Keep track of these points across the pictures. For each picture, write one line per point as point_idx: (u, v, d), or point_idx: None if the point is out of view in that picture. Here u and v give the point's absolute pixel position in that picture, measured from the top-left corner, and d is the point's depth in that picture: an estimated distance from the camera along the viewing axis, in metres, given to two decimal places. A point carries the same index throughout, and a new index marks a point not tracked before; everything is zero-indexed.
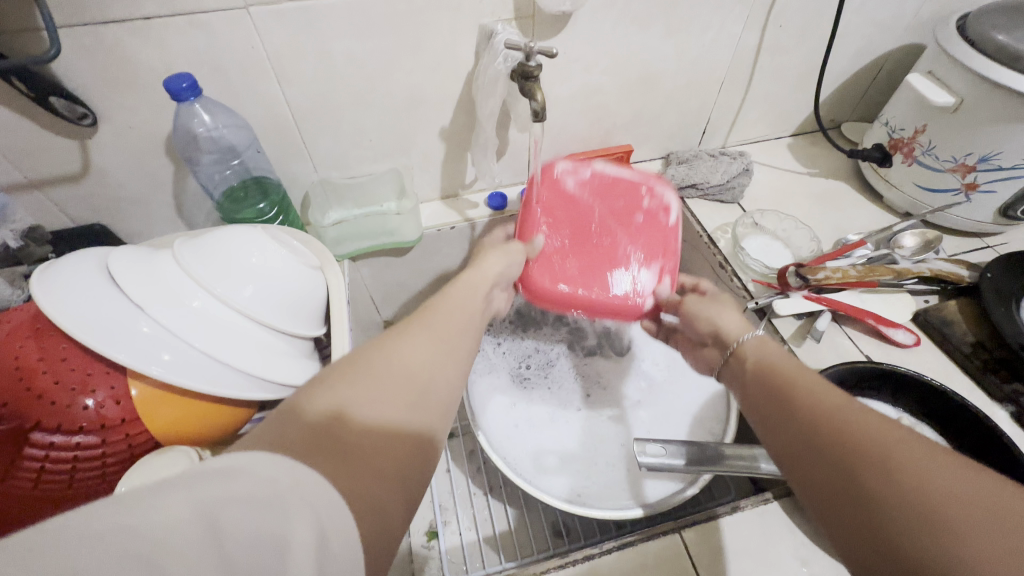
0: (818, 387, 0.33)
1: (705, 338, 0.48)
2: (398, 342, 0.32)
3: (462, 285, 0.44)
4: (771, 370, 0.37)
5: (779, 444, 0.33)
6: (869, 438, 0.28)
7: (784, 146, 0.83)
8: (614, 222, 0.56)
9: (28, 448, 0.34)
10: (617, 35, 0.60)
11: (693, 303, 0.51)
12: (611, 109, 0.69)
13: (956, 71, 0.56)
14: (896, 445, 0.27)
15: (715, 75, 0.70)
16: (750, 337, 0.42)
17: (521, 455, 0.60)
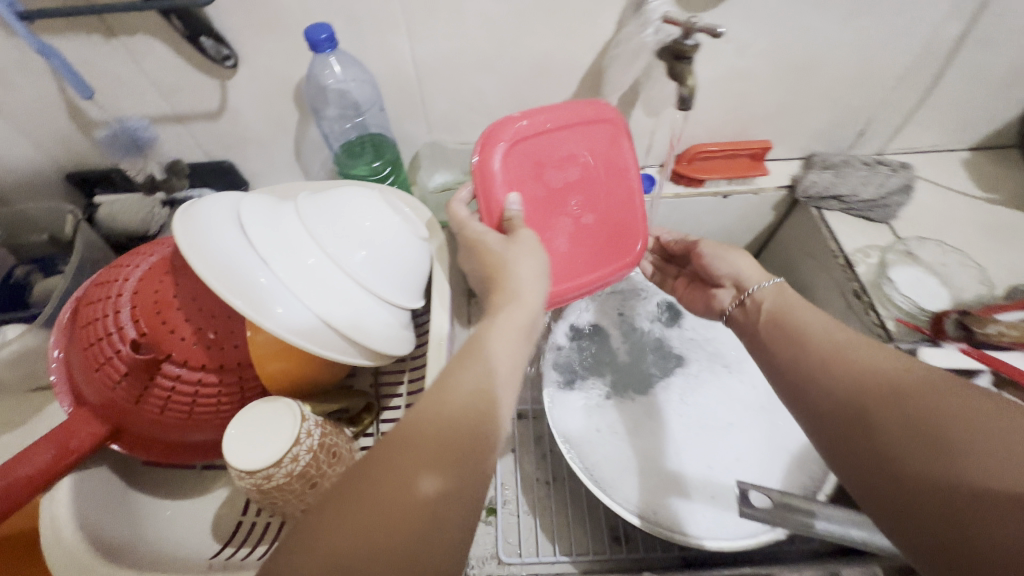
0: (825, 333, 0.39)
1: (722, 281, 0.52)
2: (411, 445, 0.29)
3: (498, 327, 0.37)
4: (783, 317, 0.43)
5: (784, 385, 0.39)
6: (869, 372, 0.34)
7: (959, 161, 0.69)
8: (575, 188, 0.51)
9: (159, 378, 0.37)
10: (783, 12, 0.52)
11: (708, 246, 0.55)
12: (757, 98, 0.61)
13: None
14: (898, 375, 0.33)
15: (893, 68, 0.59)
16: (768, 283, 0.47)
17: (599, 460, 0.57)
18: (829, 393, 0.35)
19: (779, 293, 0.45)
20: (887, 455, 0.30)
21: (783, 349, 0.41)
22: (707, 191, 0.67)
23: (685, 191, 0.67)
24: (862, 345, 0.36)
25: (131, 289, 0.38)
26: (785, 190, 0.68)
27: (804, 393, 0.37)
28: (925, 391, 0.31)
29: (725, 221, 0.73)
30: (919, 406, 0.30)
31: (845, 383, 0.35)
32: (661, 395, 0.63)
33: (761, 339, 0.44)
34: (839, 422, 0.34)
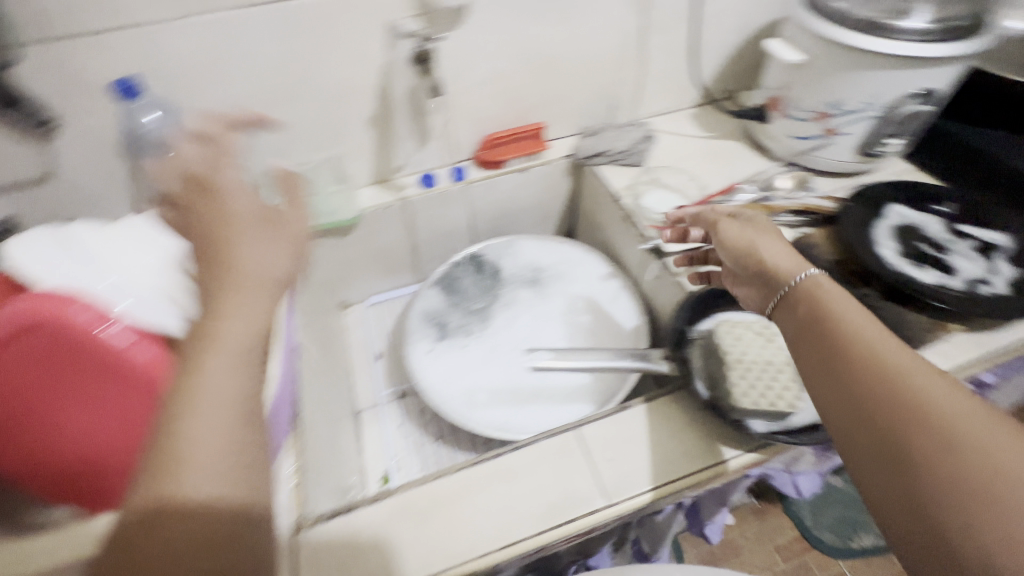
0: (878, 349, 0.39)
1: (747, 268, 0.51)
2: (179, 467, 0.31)
3: (240, 312, 0.38)
4: (831, 328, 0.42)
5: (824, 398, 0.40)
6: (922, 409, 0.35)
7: (688, 116, 0.92)
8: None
9: None
10: (509, 25, 0.70)
11: (727, 230, 0.54)
12: (519, 92, 0.79)
13: (802, 33, 0.70)
14: (960, 420, 0.34)
15: (608, 55, 0.80)
16: (805, 276, 0.46)
17: (456, 394, 0.67)
18: (871, 422, 0.37)
19: (815, 290, 0.44)
20: (913, 489, 0.34)
21: (819, 366, 0.41)
22: (509, 170, 0.83)
23: (490, 173, 0.82)
24: (926, 373, 0.37)
25: (257, 256, 0.42)
26: (568, 158, 0.85)
27: (836, 414, 0.39)
28: (1002, 454, 0.32)
29: (534, 193, 0.88)
30: (984, 456, 0.32)
31: (896, 414, 0.36)
32: (505, 335, 0.73)
33: (798, 340, 0.44)
34: (876, 452, 0.36)
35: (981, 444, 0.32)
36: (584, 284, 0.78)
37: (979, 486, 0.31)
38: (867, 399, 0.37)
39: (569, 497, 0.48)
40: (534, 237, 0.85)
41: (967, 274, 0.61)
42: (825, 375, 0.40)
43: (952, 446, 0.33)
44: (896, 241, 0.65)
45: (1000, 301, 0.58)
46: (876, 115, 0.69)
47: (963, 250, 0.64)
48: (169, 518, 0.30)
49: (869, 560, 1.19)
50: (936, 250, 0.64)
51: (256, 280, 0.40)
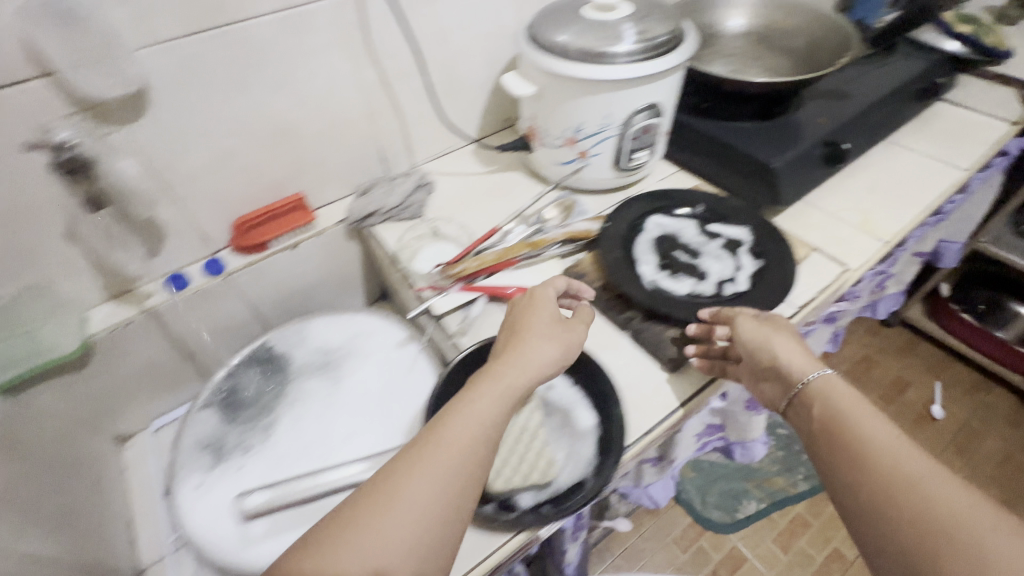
0: (890, 446, 0.41)
1: (769, 371, 0.52)
2: (384, 517, 0.36)
3: (493, 385, 0.44)
4: (846, 421, 0.45)
5: (850, 511, 0.42)
6: (932, 512, 0.37)
7: (469, 152, 0.90)
8: None
9: None
10: (215, 103, 0.62)
11: (744, 331, 0.54)
12: (262, 166, 0.71)
13: (528, 65, 0.69)
14: (957, 514, 0.36)
15: (355, 111, 0.74)
16: (816, 376, 0.49)
17: (226, 532, 0.57)
18: (897, 534, 0.38)
19: (827, 388, 0.48)
20: (901, 563, 0.37)
21: (841, 472, 0.43)
22: (275, 250, 0.75)
23: (255, 258, 0.73)
24: (922, 469, 0.39)
25: (535, 360, 0.47)
26: (343, 223, 0.78)
27: (836, 489, 0.43)
28: (999, 553, 0.34)
29: (317, 264, 0.81)
30: (988, 556, 0.34)
31: (914, 520, 0.37)
32: (290, 441, 0.65)
33: (817, 443, 0.46)
34: (906, 566, 0.37)
35: (945, 505, 0.37)
36: (379, 359, 0.72)
37: (949, 546, 0.35)
38: (853, 471, 0.42)
39: None
40: (323, 316, 0.78)
41: (717, 277, 0.63)
42: (846, 484, 0.42)
43: (959, 556, 0.34)
44: (656, 253, 0.66)
45: (744, 299, 0.60)
46: (615, 133, 0.71)
47: (714, 251, 0.66)
48: (348, 549, 0.35)
49: (752, 526, 1.24)
50: (690, 256, 0.65)
51: (513, 386, 0.44)
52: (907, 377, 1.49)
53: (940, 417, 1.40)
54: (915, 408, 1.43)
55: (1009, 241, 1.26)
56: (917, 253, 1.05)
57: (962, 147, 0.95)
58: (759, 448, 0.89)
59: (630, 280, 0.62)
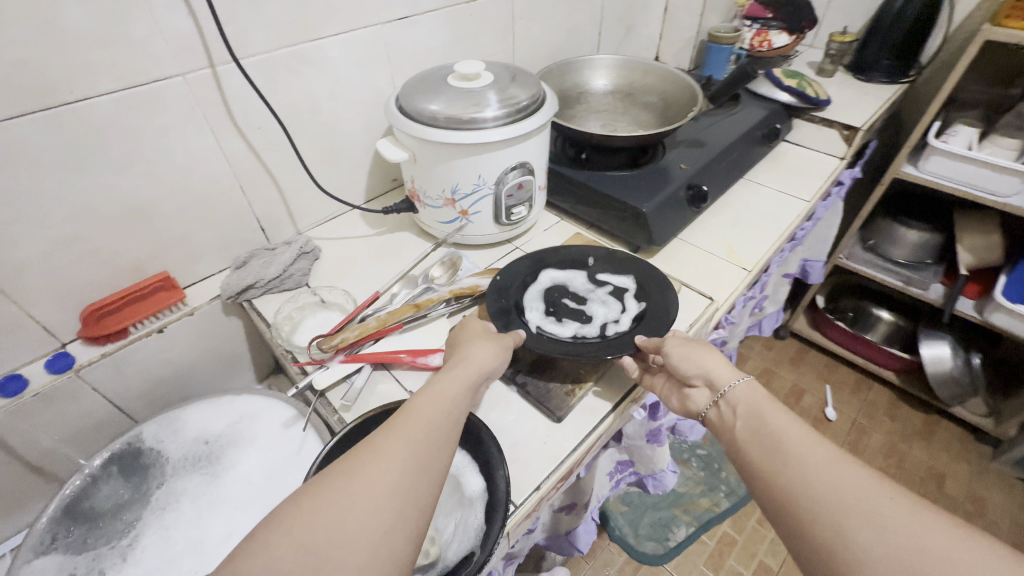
0: (806, 440, 0.43)
1: (693, 380, 0.55)
2: (366, 474, 0.39)
3: (447, 378, 0.50)
4: (767, 421, 0.47)
5: (770, 504, 0.42)
6: (844, 497, 0.38)
7: (358, 216, 0.90)
8: None
9: None
10: (50, 185, 0.57)
11: (674, 345, 0.57)
12: (117, 247, 0.66)
13: (400, 132, 0.71)
14: (866, 498, 0.38)
15: (226, 183, 0.72)
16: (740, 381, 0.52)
17: None
18: (814, 521, 0.38)
19: (751, 388, 0.50)
20: (812, 543, 0.38)
21: (761, 465, 0.44)
22: (139, 336, 0.69)
23: (113, 347, 0.67)
24: (835, 458, 0.41)
25: (479, 356, 0.53)
26: (218, 299, 0.74)
27: (759, 482, 0.44)
28: (905, 532, 0.35)
29: (193, 345, 0.75)
30: (898, 537, 0.35)
31: (828, 506, 0.38)
32: (152, 558, 0.57)
33: (737, 439, 0.48)
34: (822, 555, 0.37)
35: (854, 490, 0.38)
36: (260, 442, 0.66)
37: (856, 519, 0.37)
38: (772, 462, 0.43)
39: None
40: (195, 404, 0.70)
41: (601, 320, 0.66)
42: (767, 476, 0.43)
43: (872, 536, 0.36)
44: (544, 302, 0.69)
45: (624, 339, 0.64)
46: (490, 191, 0.74)
47: (601, 298, 0.70)
48: (334, 494, 0.37)
49: (683, 552, 1.25)
50: (578, 303, 0.69)
51: (467, 375, 0.50)
52: (802, 385, 1.63)
53: (833, 419, 1.53)
54: (812, 412, 1.56)
55: (861, 257, 1.44)
56: (785, 275, 1.17)
57: (804, 181, 1.10)
58: (671, 477, 0.87)
59: (516, 323, 0.63)
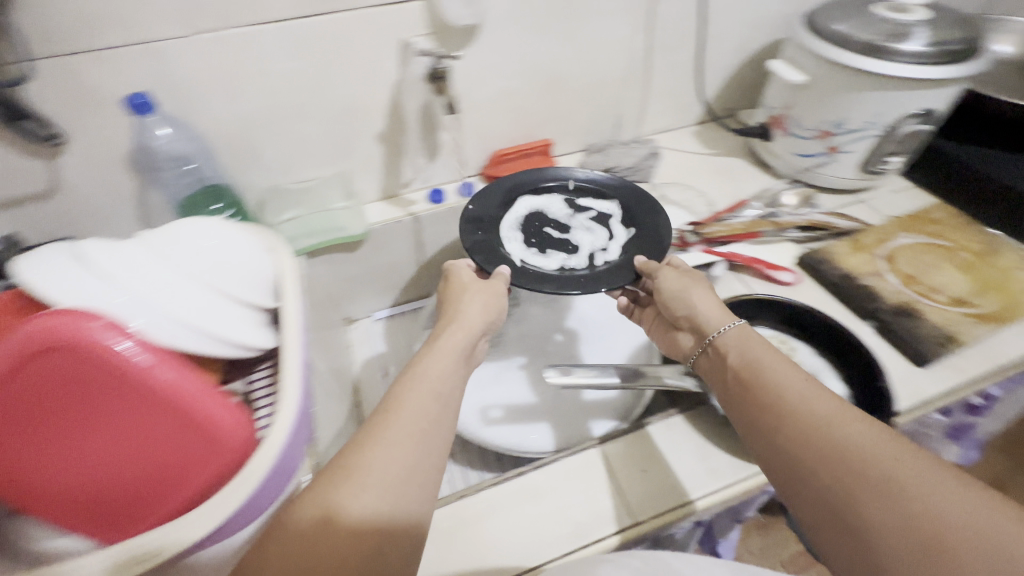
0: (812, 399, 0.42)
1: (681, 322, 0.57)
2: (378, 449, 0.39)
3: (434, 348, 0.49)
4: (765, 379, 0.46)
5: (767, 458, 0.43)
6: (881, 464, 0.37)
7: (691, 134, 0.95)
8: (86, 383, 0.38)
9: (39, 377, 0.37)
10: (517, 43, 0.70)
11: (668, 281, 0.59)
12: (527, 108, 0.79)
13: (805, 54, 0.72)
14: (892, 464, 0.37)
15: (614, 74, 0.81)
16: (730, 330, 0.52)
17: (469, 413, 0.67)
18: (829, 480, 0.39)
19: (741, 342, 0.50)
20: (837, 508, 0.38)
21: (758, 412, 0.45)
22: None
23: None
24: (849, 425, 0.40)
25: (475, 313, 0.54)
26: None
27: (758, 438, 0.44)
28: (939, 507, 0.35)
29: None
30: (932, 512, 0.35)
31: (841, 468, 0.38)
32: (514, 352, 0.74)
33: (729, 394, 0.48)
34: (833, 512, 0.38)
35: (874, 460, 0.38)
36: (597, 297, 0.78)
37: (875, 487, 0.37)
38: (771, 419, 0.43)
39: (597, 520, 0.48)
40: None
41: (587, 249, 0.67)
42: (766, 436, 0.43)
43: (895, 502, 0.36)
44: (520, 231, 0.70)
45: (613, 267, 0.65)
46: (877, 133, 0.71)
47: (583, 224, 0.70)
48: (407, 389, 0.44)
49: None
50: (561, 232, 0.69)
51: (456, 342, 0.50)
52: None
53: None
54: None
55: None
56: None
57: None
58: None
59: (502, 258, 0.65)
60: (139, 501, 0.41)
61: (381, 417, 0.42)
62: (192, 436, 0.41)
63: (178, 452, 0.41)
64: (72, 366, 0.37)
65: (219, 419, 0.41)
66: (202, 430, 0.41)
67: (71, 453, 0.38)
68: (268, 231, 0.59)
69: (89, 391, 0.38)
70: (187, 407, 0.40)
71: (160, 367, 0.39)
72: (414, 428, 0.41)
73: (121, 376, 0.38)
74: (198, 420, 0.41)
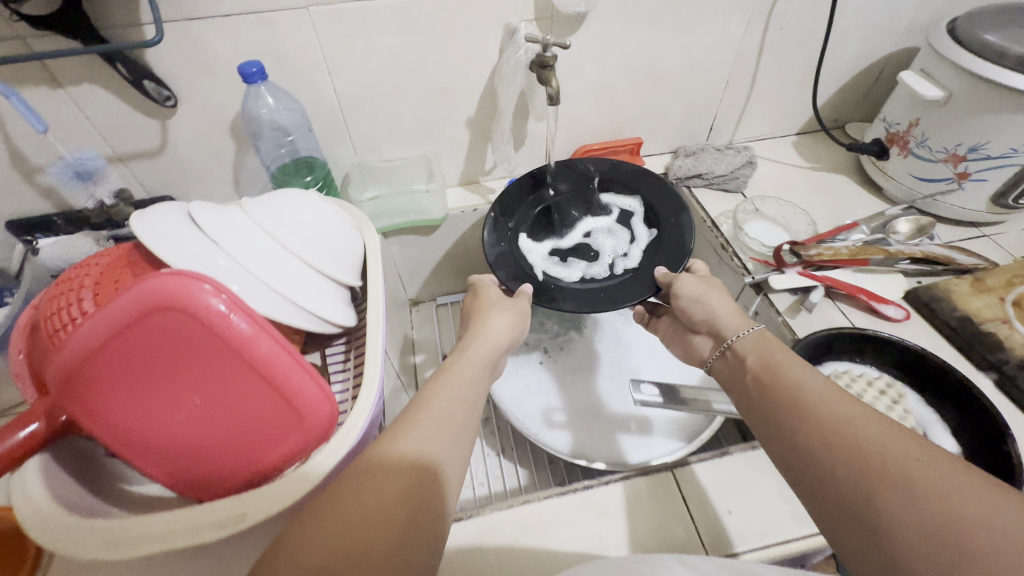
0: (828, 394, 0.38)
1: (699, 327, 0.54)
2: (419, 418, 0.39)
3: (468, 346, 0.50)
4: (782, 375, 0.42)
5: (780, 459, 0.39)
6: (884, 453, 0.33)
7: (789, 143, 0.89)
8: (187, 342, 0.38)
9: (146, 332, 0.38)
10: (624, 34, 0.67)
11: (684, 286, 0.56)
12: (621, 103, 0.76)
13: (945, 67, 0.64)
14: (892, 453, 0.32)
15: (719, 74, 0.76)
16: (748, 334, 0.48)
17: (532, 414, 0.66)
18: (835, 473, 0.34)
19: (760, 344, 0.47)
20: (844, 504, 0.33)
21: (771, 409, 0.41)
22: None
23: None
24: (863, 415, 0.35)
25: (497, 330, 0.52)
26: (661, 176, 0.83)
27: (773, 438, 0.40)
28: (941, 493, 0.30)
29: None
30: (939, 501, 0.29)
31: (846, 461, 0.34)
32: (578, 357, 0.72)
33: (747, 393, 0.44)
34: (840, 512, 0.33)
35: (881, 449, 0.33)
36: None
37: (881, 478, 0.32)
38: (786, 419, 0.39)
39: (666, 547, 0.46)
40: None
41: (609, 255, 0.67)
42: (779, 431, 0.39)
43: (906, 491, 0.31)
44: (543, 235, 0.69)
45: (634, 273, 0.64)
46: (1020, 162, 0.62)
47: (606, 228, 0.70)
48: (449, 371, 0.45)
49: None
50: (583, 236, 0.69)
51: (483, 353, 0.49)
52: None
53: None
54: None
55: None
56: None
57: None
58: None
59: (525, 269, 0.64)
60: (223, 464, 0.42)
61: (422, 397, 0.42)
62: (278, 406, 0.41)
63: (267, 422, 0.42)
64: (176, 324, 0.38)
65: (308, 396, 0.42)
66: (287, 402, 0.41)
67: (169, 407, 0.40)
68: (356, 210, 0.60)
69: (188, 350, 0.39)
70: (280, 382, 0.41)
71: (259, 337, 0.39)
72: (450, 403, 0.41)
73: (218, 339, 0.39)
74: (286, 393, 0.41)
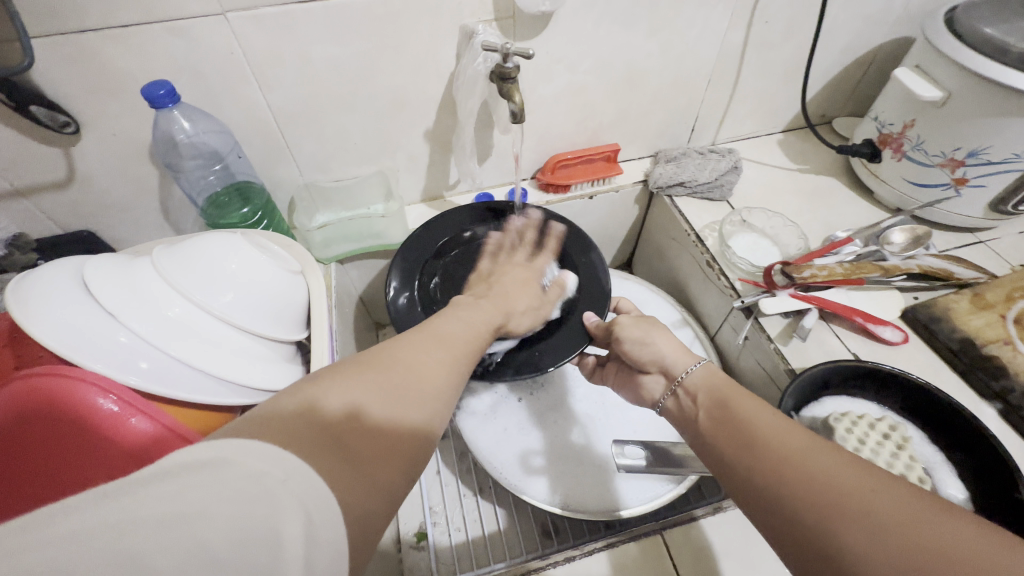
0: (777, 422, 0.34)
1: (647, 367, 0.48)
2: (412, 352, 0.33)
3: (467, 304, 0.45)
4: (732, 408, 0.37)
5: (738, 490, 0.34)
6: (837, 483, 0.28)
7: (774, 142, 0.83)
8: (81, 449, 0.34)
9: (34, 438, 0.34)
10: (596, 34, 0.60)
11: (624, 328, 0.50)
12: (597, 107, 0.69)
13: (943, 64, 0.58)
14: (847, 482, 0.28)
15: (701, 73, 0.70)
16: (697, 368, 0.44)
17: (509, 460, 0.61)
18: (790, 508, 0.29)
19: (711, 376, 0.42)
20: (803, 540, 0.28)
21: (725, 443, 0.36)
22: (575, 194, 0.76)
23: (555, 197, 0.75)
24: (815, 443, 0.31)
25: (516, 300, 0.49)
26: (640, 184, 0.77)
27: (729, 474, 0.35)
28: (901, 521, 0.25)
29: (598, 217, 0.82)
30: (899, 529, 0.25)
31: (802, 491, 0.29)
32: (560, 389, 0.67)
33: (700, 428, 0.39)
34: (802, 550, 0.28)
35: (837, 477, 0.28)
36: None
37: (836, 506, 0.27)
38: (741, 451, 0.34)
39: None
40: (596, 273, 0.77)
41: None
42: (735, 457, 0.34)
43: (862, 524, 0.26)
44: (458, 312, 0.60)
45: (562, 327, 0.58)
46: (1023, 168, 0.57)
47: None
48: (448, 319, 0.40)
49: None
50: None
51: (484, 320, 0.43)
52: None
53: None
54: None
55: None
56: None
57: None
58: None
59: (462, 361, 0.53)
60: None
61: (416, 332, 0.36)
62: None
63: None
64: (67, 429, 0.34)
65: None
66: None
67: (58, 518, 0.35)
68: (298, 251, 0.53)
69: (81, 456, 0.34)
70: None
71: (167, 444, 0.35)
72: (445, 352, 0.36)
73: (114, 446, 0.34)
74: None
